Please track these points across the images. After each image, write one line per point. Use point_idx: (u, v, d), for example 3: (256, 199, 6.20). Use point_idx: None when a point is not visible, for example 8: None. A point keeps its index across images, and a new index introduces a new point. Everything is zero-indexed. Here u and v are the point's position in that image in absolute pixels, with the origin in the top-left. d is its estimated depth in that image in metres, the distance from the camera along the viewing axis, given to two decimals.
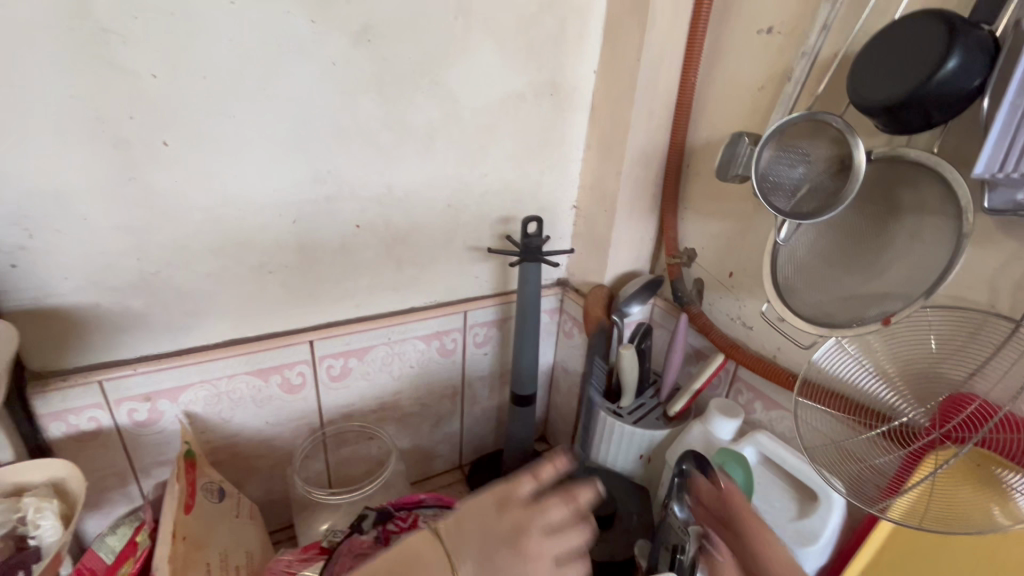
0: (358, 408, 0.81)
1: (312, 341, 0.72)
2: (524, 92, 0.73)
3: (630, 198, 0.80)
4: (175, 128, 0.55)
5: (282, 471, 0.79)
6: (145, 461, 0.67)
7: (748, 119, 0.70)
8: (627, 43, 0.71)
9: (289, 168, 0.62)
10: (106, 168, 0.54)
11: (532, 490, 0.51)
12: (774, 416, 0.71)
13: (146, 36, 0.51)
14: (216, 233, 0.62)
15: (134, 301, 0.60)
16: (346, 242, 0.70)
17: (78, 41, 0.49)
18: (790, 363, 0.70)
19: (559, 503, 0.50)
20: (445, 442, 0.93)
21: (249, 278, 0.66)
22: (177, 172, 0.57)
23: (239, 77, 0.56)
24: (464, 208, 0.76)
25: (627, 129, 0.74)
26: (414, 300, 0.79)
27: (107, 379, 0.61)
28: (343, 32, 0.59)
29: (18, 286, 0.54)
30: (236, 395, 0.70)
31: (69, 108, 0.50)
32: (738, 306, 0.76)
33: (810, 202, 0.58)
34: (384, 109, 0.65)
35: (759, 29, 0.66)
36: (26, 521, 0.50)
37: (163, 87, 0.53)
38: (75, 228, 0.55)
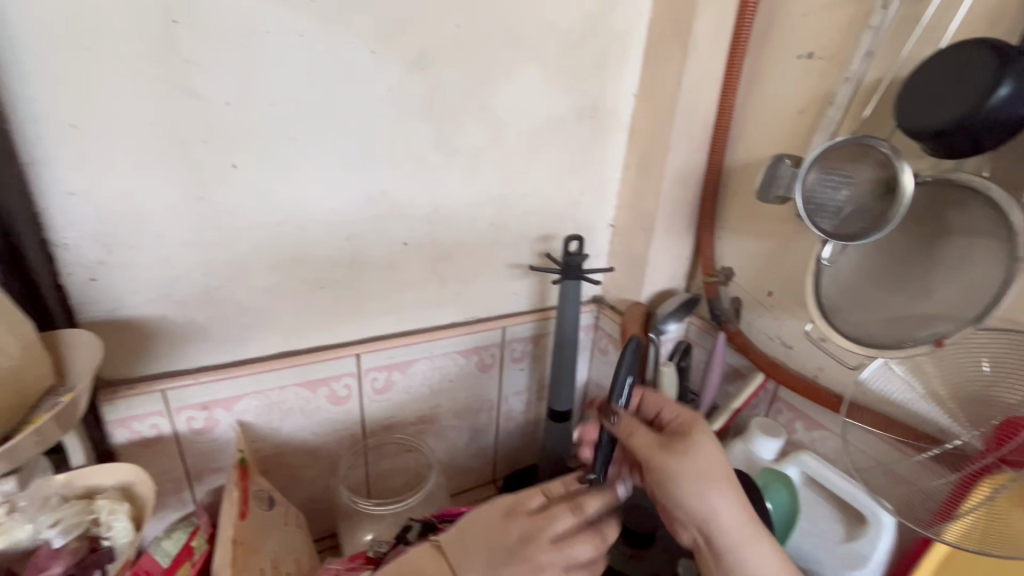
0: (399, 420, 0.83)
1: (359, 355, 0.74)
2: (567, 115, 0.76)
3: (668, 217, 0.81)
4: (244, 151, 0.59)
5: (325, 482, 0.81)
6: (200, 468, 0.70)
7: (788, 141, 0.71)
8: (668, 67, 0.73)
9: (344, 188, 0.65)
10: (180, 188, 0.57)
11: (542, 502, 0.53)
12: (817, 437, 0.71)
13: (223, 67, 0.55)
14: (275, 249, 0.65)
15: (198, 314, 0.63)
16: (395, 259, 0.72)
17: (162, 70, 0.52)
18: (833, 384, 0.69)
19: (565, 511, 0.49)
20: (480, 457, 0.94)
21: (302, 293, 0.68)
22: (244, 192, 0.60)
23: (304, 103, 0.59)
24: (506, 226, 0.79)
25: (666, 151, 0.76)
26: (455, 316, 0.81)
27: (169, 388, 0.64)
28: (400, 61, 0.62)
29: (95, 299, 0.58)
30: (285, 405, 0.72)
31: (151, 134, 0.54)
32: (778, 326, 0.76)
33: (854, 223, 0.58)
34: (435, 132, 0.68)
35: (799, 54, 0.68)
36: (99, 523, 0.52)
37: (235, 113, 0.57)
38: (149, 244, 0.58)
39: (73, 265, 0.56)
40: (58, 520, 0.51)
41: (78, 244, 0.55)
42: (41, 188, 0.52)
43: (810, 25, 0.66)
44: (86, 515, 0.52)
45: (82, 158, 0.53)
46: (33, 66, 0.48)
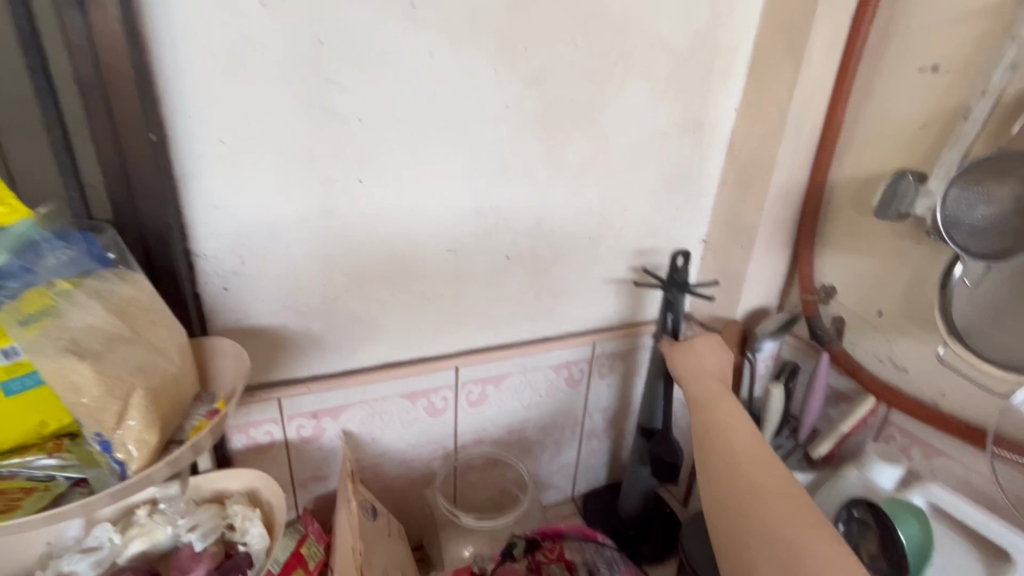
0: (488, 433, 0.82)
1: (458, 367, 0.74)
2: (669, 130, 0.75)
3: (769, 233, 0.79)
4: (370, 167, 0.60)
5: (414, 493, 0.81)
6: (304, 475, 0.71)
7: (907, 156, 0.68)
8: (777, 80, 0.72)
9: (455, 202, 0.66)
10: (307, 202, 0.59)
11: None
12: (937, 465, 0.67)
13: (358, 85, 0.56)
14: (390, 263, 0.66)
15: (314, 325, 0.65)
16: (496, 272, 0.72)
17: (305, 89, 0.54)
18: (958, 411, 0.65)
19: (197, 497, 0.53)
20: (560, 473, 0.93)
21: (410, 305, 0.69)
22: (367, 206, 0.62)
23: (425, 119, 0.60)
24: (603, 240, 0.78)
25: (771, 166, 0.74)
26: (548, 330, 0.80)
27: (284, 396, 0.65)
28: (518, 77, 0.63)
29: (226, 308, 0.60)
30: (387, 416, 0.73)
31: (290, 150, 0.56)
32: (888, 347, 0.72)
33: (992, 242, 0.56)
34: (544, 148, 0.68)
35: (922, 68, 0.65)
36: (234, 527, 0.53)
37: (366, 129, 0.58)
38: (279, 255, 0.60)
39: (210, 275, 0.58)
40: (197, 524, 0.52)
41: (216, 255, 0.57)
42: (189, 201, 0.54)
43: (936, 37, 0.64)
44: (222, 519, 0.54)
45: (226, 172, 0.55)
46: (195, 86, 0.51)
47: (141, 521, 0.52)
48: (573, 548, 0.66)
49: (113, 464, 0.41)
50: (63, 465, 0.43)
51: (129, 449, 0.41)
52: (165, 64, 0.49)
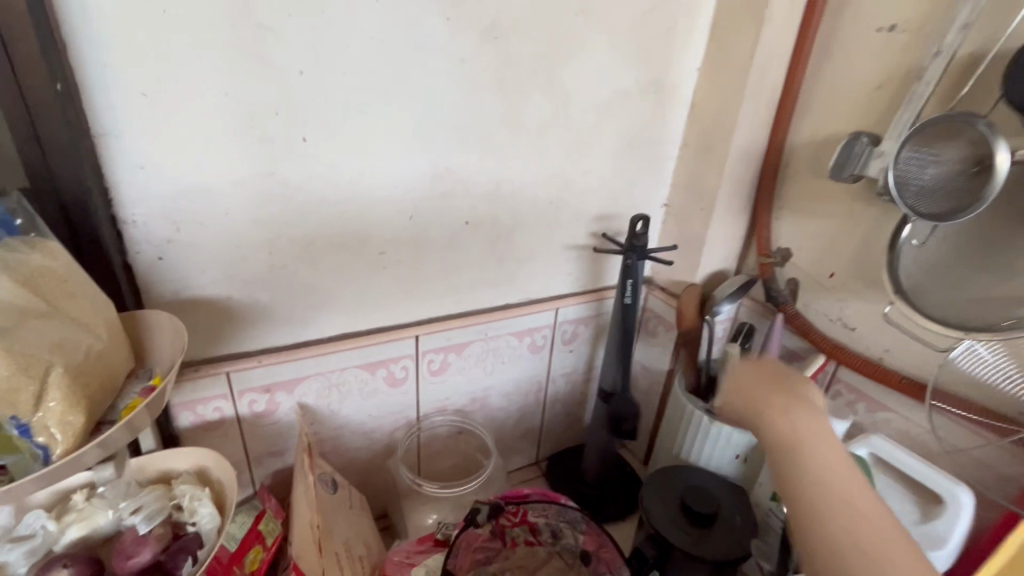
0: (451, 402, 0.81)
1: (418, 336, 0.72)
2: (631, 90, 0.73)
3: (729, 197, 0.79)
4: (315, 124, 0.56)
5: (377, 464, 0.80)
6: (259, 451, 0.69)
7: (863, 118, 0.68)
8: (738, 39, 0.71)
9: (410, 164, 0.63)
10: (246, 163, 0.54)
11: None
12: (880, 418, 0.70)
13: (297, 33, 0.51)
14: (342, 229, 0.62)
15: (262, 295, 0.61)
16: (455, 238, 0.70)
17: (236, 36, 0.49)
18: (900, 366, 0.68)
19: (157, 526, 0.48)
20: (525, 439, 0.94)
21: (364, 273, 0.66)
22: (313, 167, 0.58)
23: (373, 73, 0.56)
24: (564, 205, 0.76)
25: (732, 128, 0.74)
26: (510, 297, 0.79)
27: (233, 370, 0.62)
28: (473, 28, 0.59)
29: (162, 279, 0.56)
30: (345, 387, 0.71)
31: (223, 105, 0.51)
32: (839, 307, 0.74)
33: (941, 203, 0.57)
34: (502, 107, 0.65)
35: (879, 28, 0.65)
36: (182, 508, 0.51)
37: (307, 82, 0.54)
38: (218, 221, 0.56)
39: (141, 243, 0.53)
40: (141, 506, 0.50)
41: (146, 221, 0.53)
42: (110, 161, 0.49)
43: None
44: (168, 500, 0.51)
45: (150, 129, 0.50)
46: (106, 30, 0.45)
47: (78, 505, 0.49)
48: (536, 510, 0.66)
49: (35, 448, 0.38)
50: None
51: (51, 431, 0.38)
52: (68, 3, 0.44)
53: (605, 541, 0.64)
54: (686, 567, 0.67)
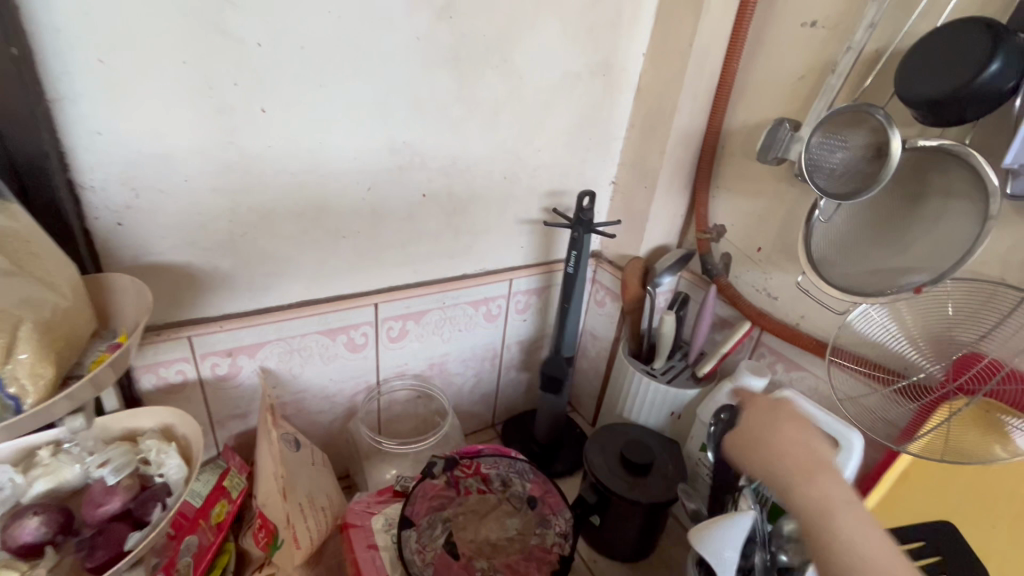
0: (410, 367, 0.86)
1: (377, 304, 0.76)
2: (581, 72, 0.77)
3: (669, 176, 0.85)
4: (274, 96, 0.58)
5: (339, 427, 0.84)
6: (222, 413, 0.71)
7: (787, 106, 0.75)
8: (680, 27, 0.76)
9: (367, 137, 0.65)
10: (205, 132, 0.56)
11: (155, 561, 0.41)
12: (795, 376, 0.79)
13: (254, 6, 0.53)
14: (302, 199, 0.65)
15: (222, 262, 0.63)
16: (413, 210, 0.73)
17: (193, 8, 0.51)
18: (811, 330, 0.77)
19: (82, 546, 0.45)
20: (481, 402, 0.99)
21: (324, 242, 0.69)
22: (273, 138, 0.60)
23: (329, 48, 0.58)
24: (518, 181, 0.81)
25: (672, 112, 0.79)
26: (466, 268, 0.83)
27: (195, 334, 0.64)
28: (427, 8, 0.62)
29: (121, 245, 0.57)
30: (307, 353, 0.74)
31: (180, 74, 0.52)
32: (764, 278, 0.82)
33: (847, 183, 0.64)
34: (457, 85, 0.68)
35: (803, 23, 0.71)
36: (149, 462, 0.54)
37: (265, 55, 0.55)
38: (176, 188, 0.57)
39: (99, 209, 0.54)
40: (108, 459, 0.52)
41: (105, 187, 0.54)
42: (67, 127, 0.50)
43: None
44: (135, 455, 0.54)
45: (107, 95, 0.50)
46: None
47: (45, 461, 0.51)
48: (488, 463, 0.73)
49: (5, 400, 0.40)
50: None
51: (21, 383, 0.40)
52: None
53: (550, 489, 0.70)
54: (623, 509, 0.75)
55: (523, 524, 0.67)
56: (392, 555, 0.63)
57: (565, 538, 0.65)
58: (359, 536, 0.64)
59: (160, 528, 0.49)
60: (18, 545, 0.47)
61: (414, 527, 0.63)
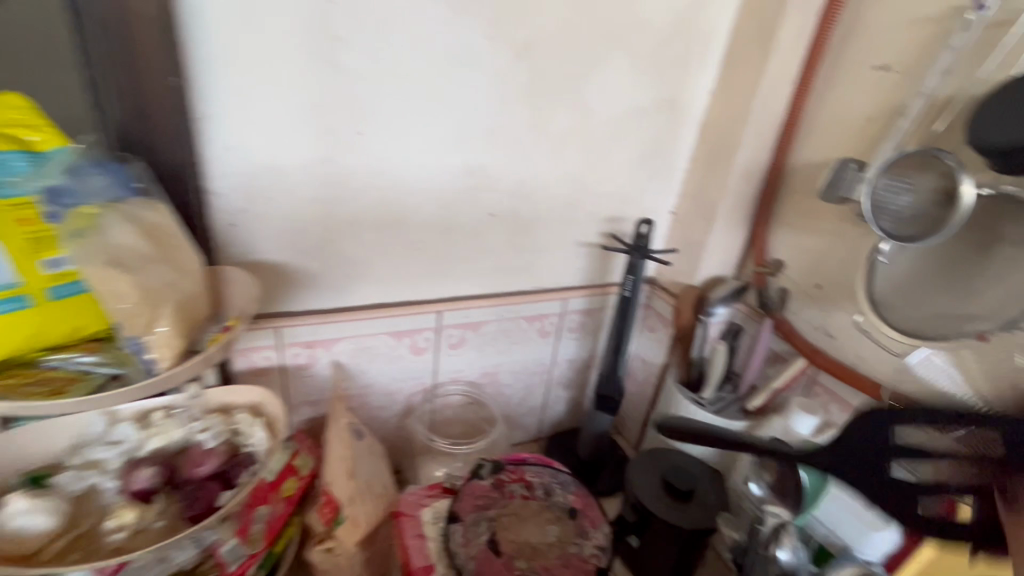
0: (464, 374, 0.91)
1: (440, 312, 0.82)
2: (648, 107, 0.81)
3: (729, 209, 0.87)
4: (370, 121, 0.66)
5: (396, 423, 0.90)
6: (297, 399, 0.79)
7: (854, 147, 0.76)
8: (748, 67, 0.79)
9: (445, 160, 0.72)
10: (311, 150, 0.65)
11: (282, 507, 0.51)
12: (850, 419, 0.78)
13: (362, 45, 0.61)
14: (384, 213, 0.72)
15: (312, 263, 0.71)
16: (481, 228, 0.80)
17: (315, 46, 0.60)
18: (871, 373, 0.76)
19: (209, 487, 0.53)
20: (529, 415, 1.03)
21: (398, 252, 0.76)
22: (367, 158, 0.68)
23: (421, 80, 0.66)
24: (580, 205, 0.85)
25: (736, 147, 0.82)
26: (525, 285, 0.88)
27: (283, 326, 0.73)
28: (510, 47, 0.68)
29: (233, 243, 0.66)
30: (374, 351, 0.81)
31: (300, 101, 0.61)
32: (823, 317, 0.81)
33: (912, 226, 0.64)
34: (531, 115, 0.74)
35: (875, 67, 0.72)
36: (240, 432, 0.62)
37: (368, 85, 0.64)
38: (282, 196, 0.66)
39: (220, 211, 0.64)
40: (210, 426, 0.61)
41: (227, 193, 0.63)
42: (205, 141, 0.60)
43: (888, 38, 0.71)
44: (228, 425, 0.62)
45: (239, 118, 0.60)
46: (216, 35, 0.56)
47: (157, 422, 0.60)
48: (532, 472, 0.76)
49: (144, 363, 0.49)
50: (100, 362, 0.49)
51: (160, 351, 0.48)
52: (188, 12, 0.54)
53: (590, 501, 0.73)
54: (661, 533, 0.75)
55: (562, 532, 0.69)
56: (438, 545, 0.67)
57: (603, 551, 0.67)
58: (410, 525, 0.69)
59: (249, 488, 0.56)
60: (134, 490, 0.55)
61: (460, 523, 0.68)
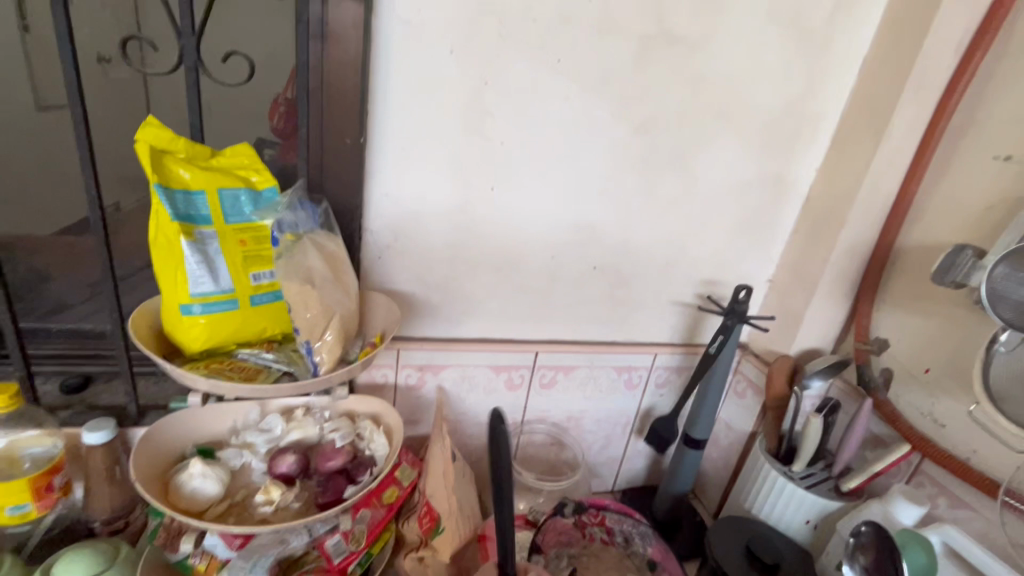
0: (551, 415, 0.96)
1: (537, 352, 0.89)
2: (752, 181, 0.86)
3: (831, 283, 0.87)
4: (501, 179, 0.76)
5: (483, 452, 0.96)
6: (403, 416, 0.88)
7: (972, 232, 0.75)
8: (858, 150, 0.82)
9: (560, 216, 0.81)
10: (451, 200, 0.76)
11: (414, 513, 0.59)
12: (961, 516, 0.73)
13: (504, 117, 0.72)
14: (502, 257, 0.81)
15: (434, 296, 0.81)
16: (584, 279, 0.86)
17: (467, 117, 0.71)
18: (986, 469, 0.71)
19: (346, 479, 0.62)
20: (607, 465, 1.05)
21: (507, 293, 0.84)
22: (494, 210, 0.78)
23: (549, 147, 0.76)
24: (678, 266, 0.90)
25: (842, 225, 0.84)
26: (618, 336, 0.93)
27: (403, 349, 0.82)
28: (629, 122, 0.77)
29: (376, 273, 0.77)
30: (474, 381, 0.88)
31: (449, 160, 0.73)
32: (931, 403, 0.78)
33: None
34: (641, 181, 0.81)
35: (995, 155, 0.73)
36: (362, 436, 0.70)
37: (504, 149, 0.74)
38: (421, 237, 0.77)
39: (371, 246, 0.76)
40: (339, 427, 0.70)
41: (378, 231, 0.75)
42: (369, 188, 0.73)
43: (1010, 130, 0.72)
44: (353, 429, 0.71)
45: (399, 171, 0.72)
46: (394, 106, 0.69)
47: (298, 418, 0.70)
48: (613, 519, 0.77)
49: (310, 365, 0.59)
50: (277, 359, 0.60)
51: (324, 355, 0.58)
52: (375, 90, 0.68)
53: (670, 559, 0.74)
54: None
55: None
56: None
57: None
58: (495, 548, 0.74)
59: (369, 488, 0.64)
60: (276, 474, 0.65)
61: (542, 555, 0.72)
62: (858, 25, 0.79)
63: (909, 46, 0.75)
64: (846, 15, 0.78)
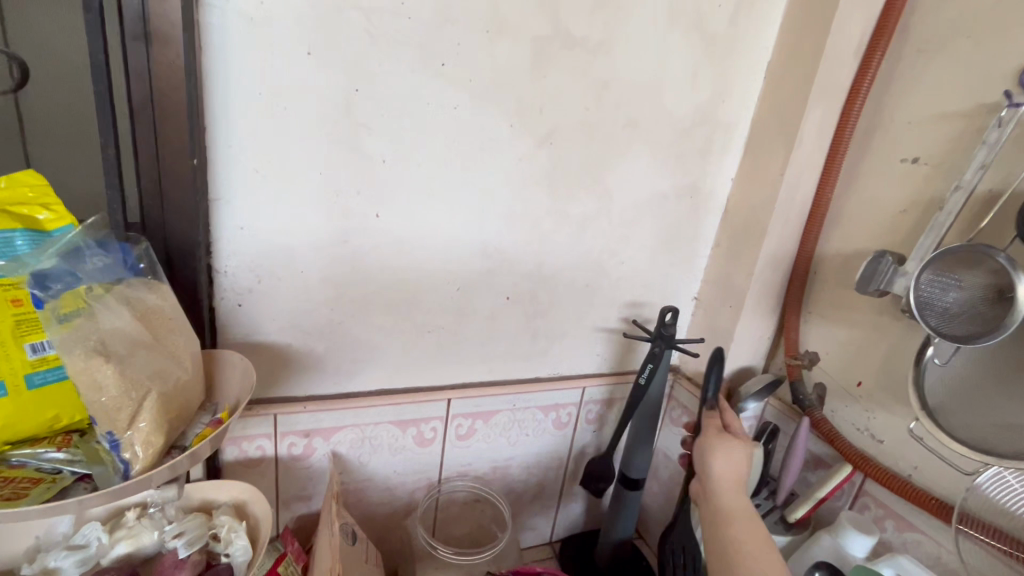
0: (473, 468, 0.84)
1: (449, 400, 0.77)
2: (669, 193, 0.80)
3: (757, 297, 0.83)
4: (386, 203, 0.64)
5: (395, 521, 0.82)
6: (288, 493, 0.72)
7: (887, 238, 0.73)
8: (771, 157, 0.78)
9: (462, 243, 0.70)
10: (325, 231, 0.63)
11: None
12: (909, 539, 0.69)
13: (384, 130, 0.61)
14: (397, 295, 0.69)
15: (316, 345, 0.68)
16: (496, 311, 0.76)
17: (338, 131, 0.60)
18: (930, 486, 0.68)
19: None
20: (541, 514, 0.94)
21: (407, 336, 0.72)
22: (384, 240, 0.66)
23: (441, 164, 0.65)
24: (600, 289, 0.82)
25: (763, 236, 0.79)
26: (541, 371, 0.83)
27: (281, 413, 0.68)
28: (530, 134, 0.68)
29: (237, 322, 0.63)
30: (375, 441, 0.74)
31: (318, 182, 0.61)
32: (867, 417, 0.75)
33: (964, 326, 0.59)
34: (550, 200, 0.73)
35: (903, 158, 0.71)
36: (218, 538, 0.54)
37: (389, 168, 0.63)
38: (292, 276, 0.63)
39: (226, 290, 0.61)
40: (184, 531, 0.53)
41: (235, 272, 0.61)
42: (218, 221, 0.58)
43: (915, 133, 0.70)
44: (208, 529, 0.55)
45: (256, 200, 0.59)
46: (241, 119, 0.56)
47: (129, 523, 0.54)
48: None
49: (120, 462, 0.44)
50: (71, 459, 0.46)
51: (136, 450, 0.43)
52: (212, 99, 0.54)
53: None
54: None
55: None
56: None
57: None
58: None
59: None
60: None
61: None
62: (759, 30, 0.76)
63: (812, 49, 0.72)
64: (747, 20, 0.74)
